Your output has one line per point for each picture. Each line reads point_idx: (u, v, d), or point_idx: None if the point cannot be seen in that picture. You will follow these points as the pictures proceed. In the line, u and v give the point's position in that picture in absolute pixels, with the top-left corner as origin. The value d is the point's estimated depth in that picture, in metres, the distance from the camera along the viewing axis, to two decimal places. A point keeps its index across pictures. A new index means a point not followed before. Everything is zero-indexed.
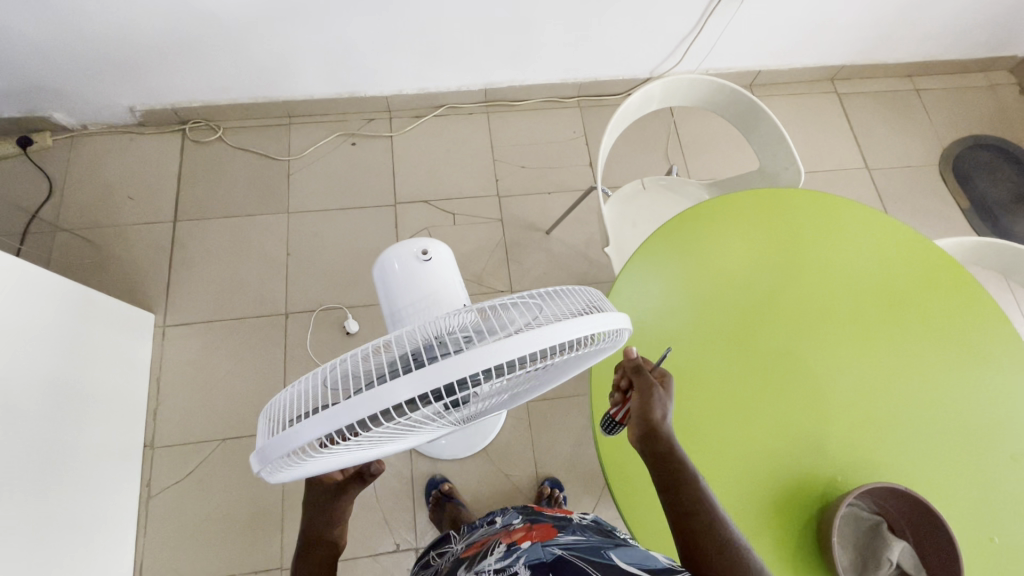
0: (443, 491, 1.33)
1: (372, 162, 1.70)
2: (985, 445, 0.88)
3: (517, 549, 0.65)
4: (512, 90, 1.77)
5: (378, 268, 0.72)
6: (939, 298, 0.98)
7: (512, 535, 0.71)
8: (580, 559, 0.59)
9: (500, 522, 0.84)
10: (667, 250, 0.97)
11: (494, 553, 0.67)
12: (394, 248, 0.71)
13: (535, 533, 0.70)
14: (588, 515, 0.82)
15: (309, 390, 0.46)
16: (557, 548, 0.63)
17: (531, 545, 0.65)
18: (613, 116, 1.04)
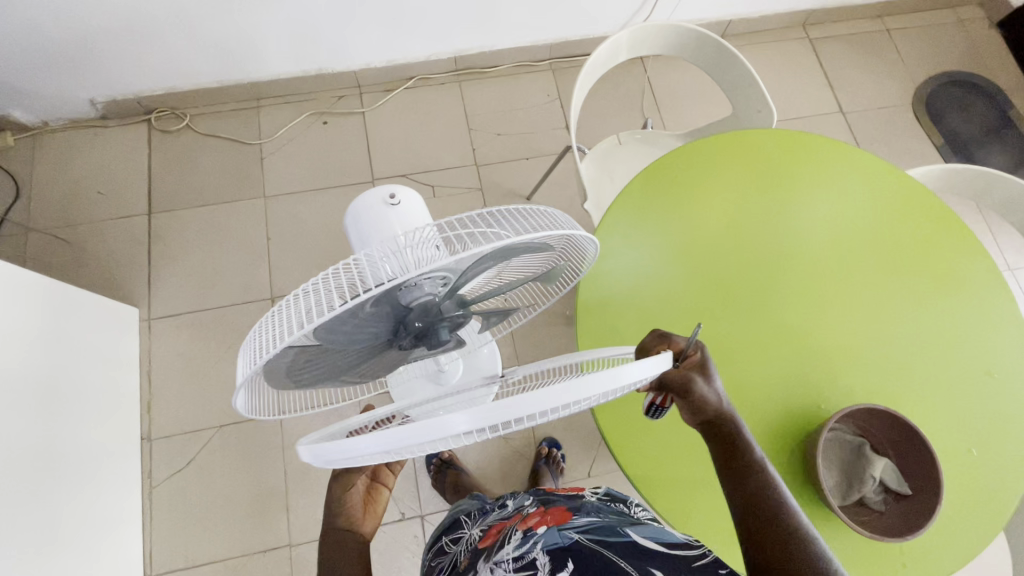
0: (443, 458, 1.35)
1: (346, 140, 1.68)
2: (964, 367, 0.91)
3: (533, 535, 0.67)
4: (482, 56, 1.74)
5: (349, 222, 0.67)
6: (915, 228, 0.99)
7: (527, 519, 0.73)
8: (598, 546, 0.62)
9: (513, 508, 0.88)
10: (648, 198, 0.98)
11: (511, 540, 0.68)
12: (356, 206, 0.66)
13: (548, 515, 0.71)
14: (599, 491, 0.86)
15: (278, 312, 0.46)
16: (572, 532, 0.65)
17: (547, 529, 0.67)
18: (580, 71, 1.03)
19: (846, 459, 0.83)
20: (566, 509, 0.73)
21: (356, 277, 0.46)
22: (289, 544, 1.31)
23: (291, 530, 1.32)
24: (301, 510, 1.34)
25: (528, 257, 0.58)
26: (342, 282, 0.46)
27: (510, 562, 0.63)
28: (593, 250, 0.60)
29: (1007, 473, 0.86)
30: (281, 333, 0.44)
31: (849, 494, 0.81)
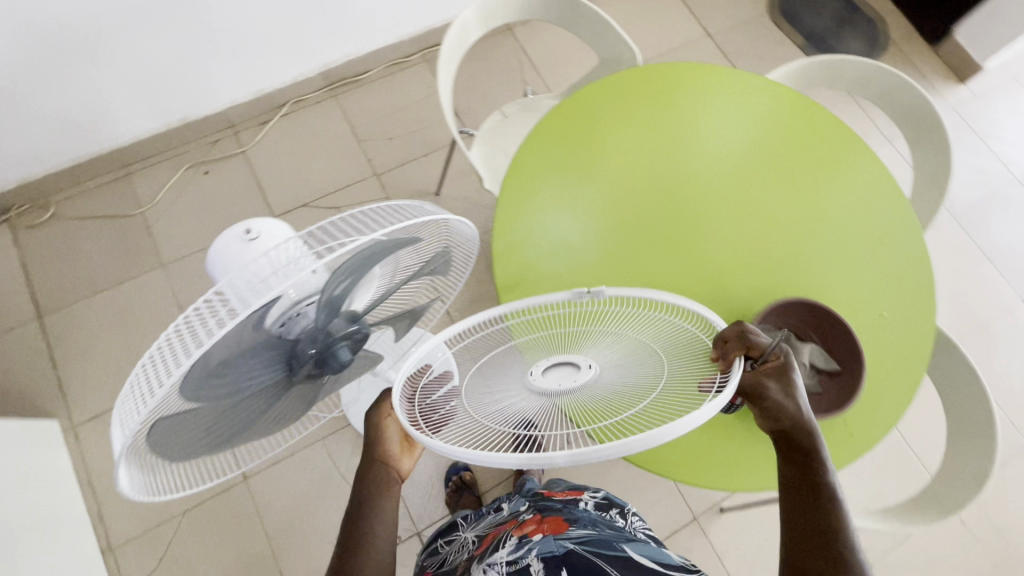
0: (463, 478, 1.36)
1: (234, 184, 1.59)
2: (866, 245, 0.97)
3: (528, 540, 0.78)
4: (351, 64, 1.68)
5: (211, 268, 0.63)
6: (790, 126, 1.05)
7: (522, 527, 0.82)
8: (590, 554, 0.72)
9: (509, 508, 0.95)
10: (544, 159, 0.99)
11: (505, 545, 0.79)
12: (214, 251, 0.62)
13: (546, 524, 0.81)
14: (597, 493, 0.95)
15: (146, 368, 0.45)
16: (568, 542, 0.75)
17: (543, 537, 0.77)
18: (440, 56, 1.01)
19: None
20: (563, 519, 0.82)
21: (229, 306, 0.46)
22: None
23: None
24: (295, 566, 1.29)
25: (411, 258, 0.60)
26: (204, 319, 0.45)
27: (504, 565, 0.75)
28: (466, 229, 0.61)
29: (914, 325, 0.93)
30: (147, 393, 0.43)
31: None
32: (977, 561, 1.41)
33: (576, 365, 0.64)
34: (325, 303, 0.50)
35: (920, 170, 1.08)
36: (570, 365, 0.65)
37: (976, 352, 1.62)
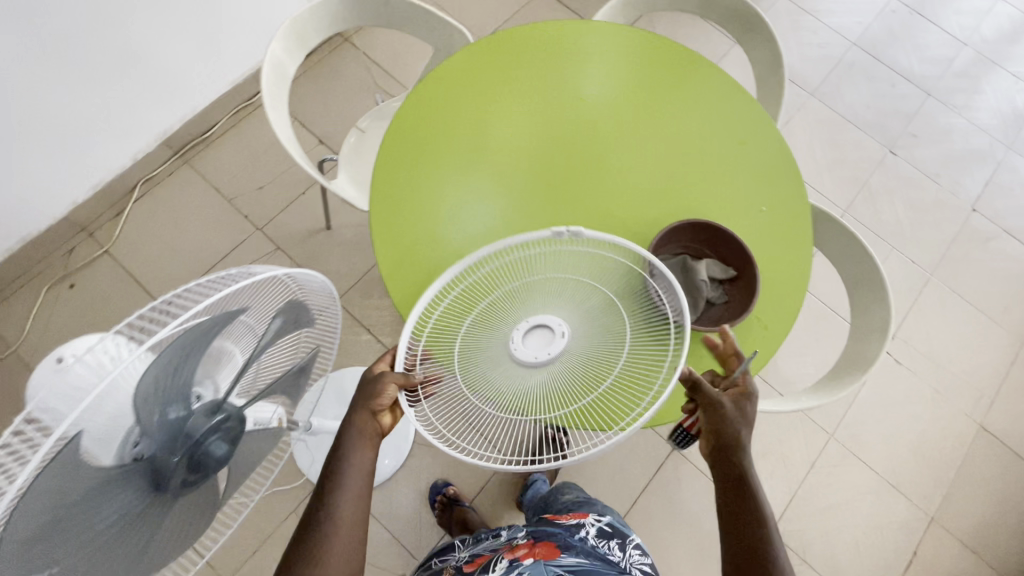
0: (448, 494, 1.34)
1: (108, 288, 1.46)
2: (743, 154, 1.00)
3: (519, 565, 0.88)
4: (191, 125, 1.57)
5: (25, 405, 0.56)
6: (641, 57, 1.06)
7: (515, 551, 0.93)
8: None
9: (506, 535, 1.02)
10: (416, 165, 0.97)
11: (499, 565, 0.90)
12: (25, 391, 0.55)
13: (538, 550, 0.92)
14: (602, 519, 1.02)
15: None
16: (556, 568, 0.86)
17: (534, 563, 0.88)
18: (264, 98, 0.93)
19: (675, 279, 0.88)
20: (555, 547, 0.92)
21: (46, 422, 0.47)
22: None
23: None
24: None
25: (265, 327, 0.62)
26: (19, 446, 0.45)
27: None
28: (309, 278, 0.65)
29: (794, 211, 0.97)
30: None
31: (697, 305, 0.86)
32: (918, 393, 1.55)
33: (551, 331, 0.79)
34: (161, 395, 0.50)
35: (757, 64, 1.11)
36: (544, 330, 0.79)
37: (863, 210, 1.75)
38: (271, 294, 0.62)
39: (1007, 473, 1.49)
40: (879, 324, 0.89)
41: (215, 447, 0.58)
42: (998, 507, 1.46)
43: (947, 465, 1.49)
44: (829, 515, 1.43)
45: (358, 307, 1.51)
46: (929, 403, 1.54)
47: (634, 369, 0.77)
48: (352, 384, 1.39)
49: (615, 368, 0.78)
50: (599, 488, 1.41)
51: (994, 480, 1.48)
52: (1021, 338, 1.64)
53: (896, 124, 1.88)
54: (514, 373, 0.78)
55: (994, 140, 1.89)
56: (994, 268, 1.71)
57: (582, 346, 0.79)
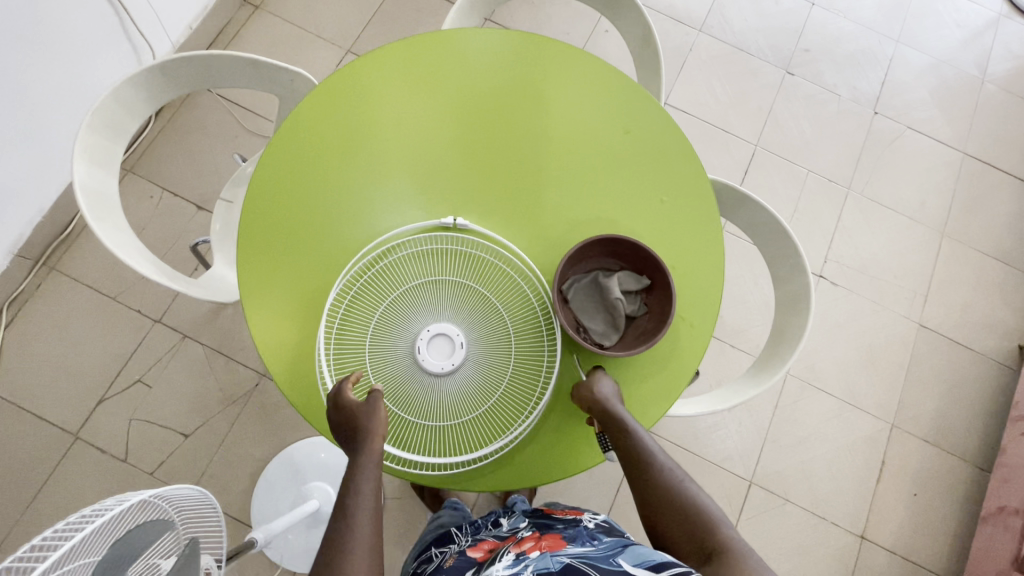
0: None
1: (4, 431, 1.30)
2: (633, 142, 0.93)
3: (525, 557, 0.76)
4: (43, 228, 1.38)
5: None
6: (502, 51, 0.96)
7: (522, 544, 0.81)
8: (586, 566, 0.70)
9: (507, 527, 1.00)
10: (276, 221, 0.86)
11: (503, 559, 0.78)
12: None
13: (544, 542, 0.80)
14: (598, 517, 0.94)
15: None
16: (564, 557, 0.73)
17: (539, 553, 0.75)
18: (84, 214, 0.79)
19: (593, 299, 0.83)
20: (561, 537, 0.82)
21: None
22: None
23: None
24: None
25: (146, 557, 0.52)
26: None
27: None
28: (187, 494, 0.58)
29: (695, 193, 0.92)
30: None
31: (617, 323, 0.82)
32: (857, 308, 1.58)
33: (451, 339, 0.80)
34: None
35: (629, 36, 1.04)
36: (446, 338, 0.80)
37: (773, 139, 1.73)
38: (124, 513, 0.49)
39: (950, 362, 1.57)
40: (801, 292, 0.88)
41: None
42: (948, 397, 1.54)
43: (896, 370, 1.54)
44: (802, 449, 1.47)
45: None
46: (869, 315, 1.58)
47: (524, 357, 0.82)
48: (305, 457, 1.32)
49: (510, 364, 0.82)
50: (580, 488, 1.41)
51: (940, 373, 1.56)
52: (940, 229, 1.69)
53: (787, 43, 1.84)
54: (421, 384, 0.79)
55: (882, 37, 1.88)
56: (904, 166, 1.74)
57: (480, 344, 0.81)
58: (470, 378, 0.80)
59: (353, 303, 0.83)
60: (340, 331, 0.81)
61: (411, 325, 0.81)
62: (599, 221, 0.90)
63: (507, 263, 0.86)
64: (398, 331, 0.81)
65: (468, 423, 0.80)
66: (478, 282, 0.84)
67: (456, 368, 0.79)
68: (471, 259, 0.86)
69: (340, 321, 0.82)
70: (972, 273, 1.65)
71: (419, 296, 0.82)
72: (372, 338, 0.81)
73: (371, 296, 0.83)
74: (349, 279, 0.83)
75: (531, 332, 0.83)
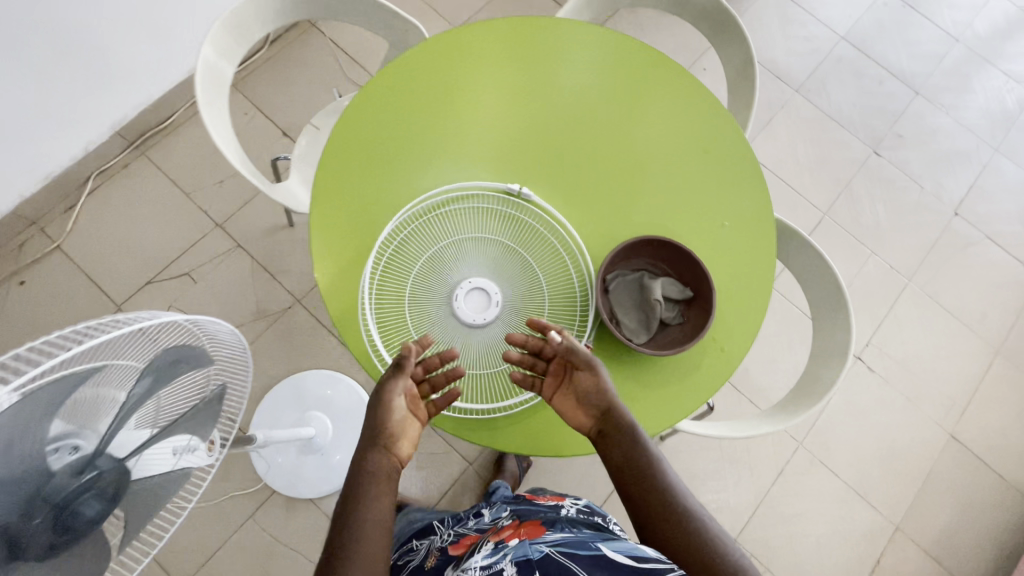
0: None
1: (60, 285, 1.41)
2: (704, 162, 0.95)
3: (503, 545, 0.74)
4: (145, 114, 1.49)
5: None
6: (601, 51, 0.99)
7: (500, 534, 0.83)
8: (565, 555, 0.67)
9: (489, 516, 1.00)
10: (356, 149, 0.91)
11: (483, 549, 0.76)
12: None
13: (522, 531, 0.80)
14: (579, 503, 0.97)
15: None
16: (543, 545, 0.70)
17: (518, 541, 0.73)
18: (197, 96, 0.87)
19: (632, 296, 0.84)
20: (541, 525, 0.82)
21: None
22: None
23: None
24: None
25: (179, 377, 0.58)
26: None
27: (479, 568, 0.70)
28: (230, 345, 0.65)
29: (756, 223, 0.93)
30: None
31: (650, 324, 0.83)
32: (889, 400, 1.53)
33: (488, 296, 0.83)
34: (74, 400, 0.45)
35: (729, 65, 1.06)
36: (484, 293, 0.83)
37: (844, 213, 1.71)
38: (168, 334, 0.55)
39: (974, 482, 1.49)
40: (840, 346, 0.87)
41: (89, 507, 0.48)
42: (963, 516, 1.46)
43: (915, 473, 1.48)
44: (796, 523, 1.42)
45: (321, 307, 1.46)
46: (900, 410, 1.53)
47: (553, 329, 0.84)
48: (314, 387, 1.37)
49: None
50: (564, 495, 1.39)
51: (961, 490, 1.48)
52: (996, 346, 1.62)
53: (881, 124, 1.82)
54: (451, 330, 0.82)
55: (980, 143, 1.84)
56: (973, 274, 1.69)
57: (515, 307, 0.84)
58: (496, 336, 0.83)
59: (405, 242, 0.87)
60: (389, 263, 0.85)
61: (455, 274, 0.85)
62: (656, 225, 0.91)
63: (557, 240, 0.89)
64: (441, 277, 0.85)
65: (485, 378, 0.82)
66: (527, 252, 0.87)
67: (487, 323, 0.82)
68: (525, 230, 0.89)
69: (391, 254, 0.86)
70: (1021, 398, 1.57)
71: (469, 250, 0.86)
72: (415, 276, 0.85)
73: (426, 240, 0.87)
74: (409, 216, 0.87)
75: (566, 308, 0.85)
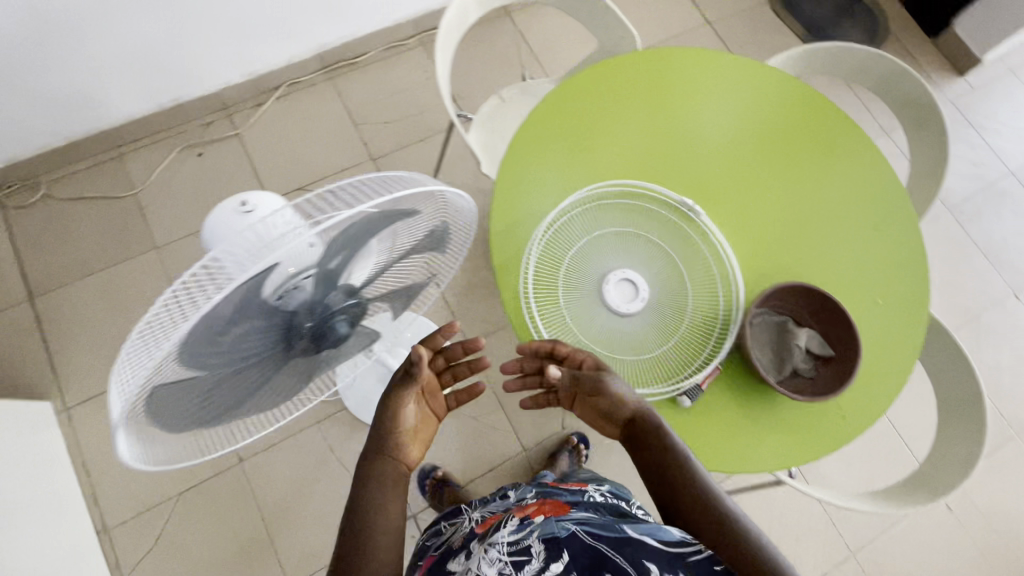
0: (437, 477, 1.35)
1: (227, 168, 1.57)
2: (872, 238, 0.96)
3: (529, 521, 0.71)
4: (346, 46, 1.66)
5: (207, 235, 0.69)
6: (801, 107, 1.03)
7: (522, 509, 0.78)
8: (594, 537, 0.66)
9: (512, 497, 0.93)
10: (556, 120, 0.97)
11: (505, 524, 0.72)
12: (212, 219, 0.69)
13: (546, 507, 0.76)
14: (604, 488, 0.92)
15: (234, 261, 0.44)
16: (568, 522, 0.69)
17: (544, 518, 0.71)
18: (437, 37, 0.98)
19: (771, 337, 0.86)
20: (566, 505, 0.78)
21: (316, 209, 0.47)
22: None
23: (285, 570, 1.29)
24: (289, 548, 1.30)
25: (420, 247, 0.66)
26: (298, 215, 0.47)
27: (504, 543, 0.68)
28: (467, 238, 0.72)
29: (909, 310, 0.93)
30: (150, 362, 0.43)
31: (783, 368, 0.85)
32: (958, 547, 1.44)
33: (638, 290, 0.87)
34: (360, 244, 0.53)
35: (916, 160, 1.08)
36: (636, 286, 0.87)
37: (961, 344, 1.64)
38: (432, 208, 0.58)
39: None
40: (963, 458, 0.86)
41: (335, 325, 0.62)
42: None
43: None
44: None
45: None
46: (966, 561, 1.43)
47: (689, 340, 0.87)
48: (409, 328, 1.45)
49: (675, 340, 0.86)
50: None
51: None
52: None
53: None
54: (595, 308, 0.87)
55: None
56: None
57: (655, 310, 0.88)
58: (635, 328, 0.86)
59: (578, 217, 0.92)
60: (558, 230, 0.91)
61: (612, 261, 0.90)
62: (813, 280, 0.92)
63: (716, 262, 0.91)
64: (600, 259, 0.90)
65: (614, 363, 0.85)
66: (685, 262, 0.90)
67: (631, 313, 0.86)
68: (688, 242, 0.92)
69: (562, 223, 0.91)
70: None
71: (632, 244, 0.91)
72: (577, 250, 0.90)
73: (595, 222, 0.92)
74: (587, 196, 0.92)
75: (707, 326, 0.87)
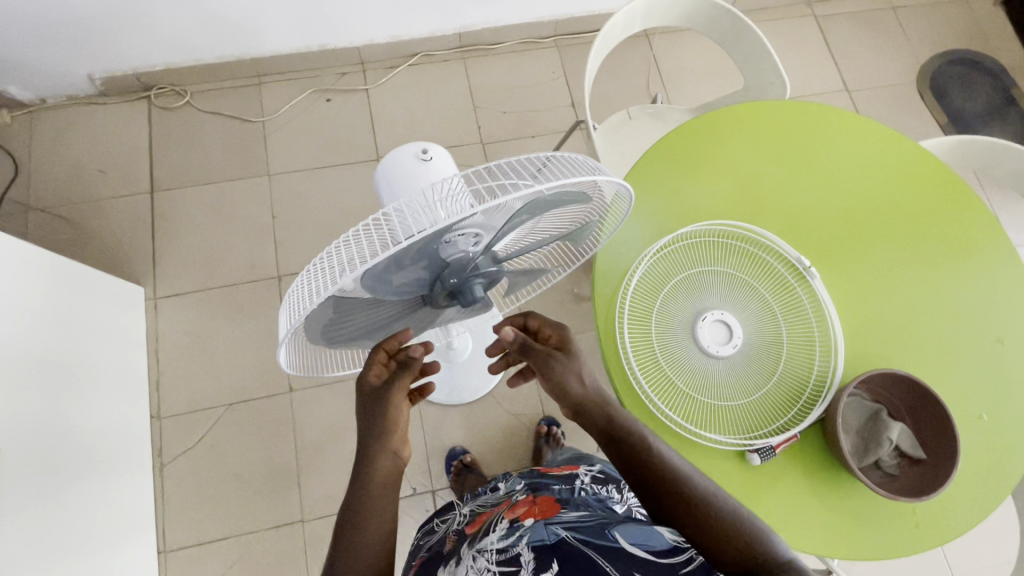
0: (465, 461, 1.36)
1: (349, 118, 1.66)
2: (994, 350, 0.90)
3: (518, 526, 0.71)
4: (487, 32, 1.71)
5: (381, 170, 0.78)
6: (949, 197, 0.97)
7: (513, 512, 0.77)
8: (581, 544, 0.65)
9: (503, 488, 0.92)
10: (692, 147, 0.97)
11: (495, 531, 0.73)
12: (394, 159, 0.77)
13: (535, 507, 0.75)
14: (593, 470, 0.92)
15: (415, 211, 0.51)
16: (559, 528, 0.68)
17: (534, 523, 0.70)
18: (595, 42, 1.00)
19: (860, 422, 0.82)
20: (555, 502, 0.77)
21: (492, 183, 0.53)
22: (300, 519, 1.32)
23: (302, 505, 1.33)
24: (311, 486, 1.35)
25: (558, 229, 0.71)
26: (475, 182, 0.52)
27: (494, 552, 0.68)
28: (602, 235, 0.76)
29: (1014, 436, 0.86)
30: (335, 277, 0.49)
31: (866, 457, 0.81)
32: None
33: (733, 335, 0.85)
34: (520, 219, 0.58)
35: None
36: (732, 330, 0.85)
37: None
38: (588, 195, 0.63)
39: None
40: None
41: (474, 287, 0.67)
42: None
43: None
44: None
45: None
46: None
47: (773, 399, 0.84)
48: None
49: (758, 395, 0.84)
50: None
51: None
52: None
53: None
54: (686, 340, 0.86)
55: None
56: None
57: (746, 359, 0.86)
58: (721, 370, 0.85)
59: (690, 246, 0.91)
60: (668, 254, 0.90)
61: (714, 299, 0.88)
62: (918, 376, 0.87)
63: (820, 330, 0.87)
64: (702, 292, 0.88)
65: (692, 399, 0.83)
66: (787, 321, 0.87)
67: (720, 355, 0.84)
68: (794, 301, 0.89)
69: (673, 249, 0.90)
70: None
71: (737, 287, 0.89)
72: (681, 278, 0.89)
73: (706, 255, 0.91)
74: (705, 229, 0.91)
75: (795, 390, 0.85)
